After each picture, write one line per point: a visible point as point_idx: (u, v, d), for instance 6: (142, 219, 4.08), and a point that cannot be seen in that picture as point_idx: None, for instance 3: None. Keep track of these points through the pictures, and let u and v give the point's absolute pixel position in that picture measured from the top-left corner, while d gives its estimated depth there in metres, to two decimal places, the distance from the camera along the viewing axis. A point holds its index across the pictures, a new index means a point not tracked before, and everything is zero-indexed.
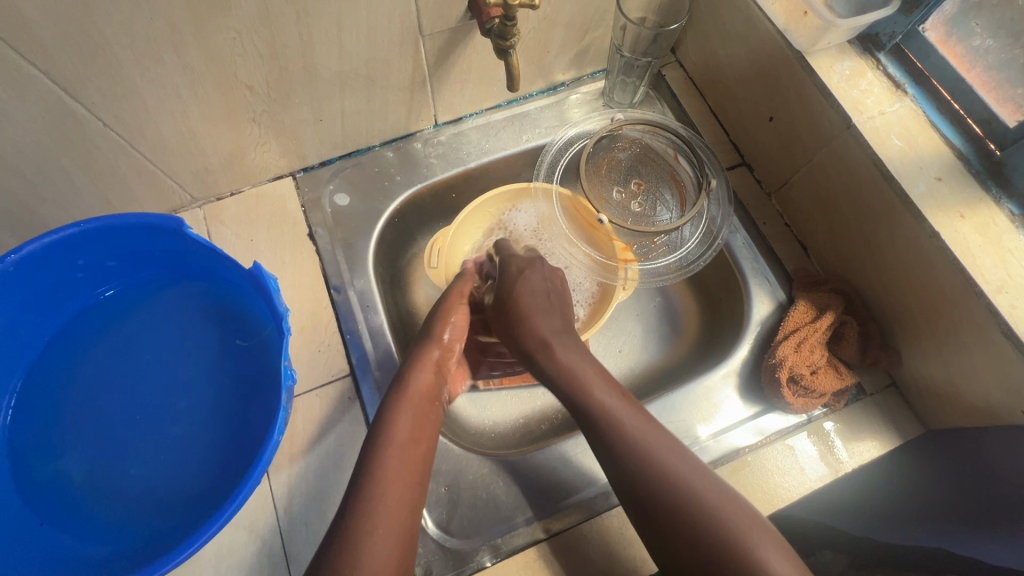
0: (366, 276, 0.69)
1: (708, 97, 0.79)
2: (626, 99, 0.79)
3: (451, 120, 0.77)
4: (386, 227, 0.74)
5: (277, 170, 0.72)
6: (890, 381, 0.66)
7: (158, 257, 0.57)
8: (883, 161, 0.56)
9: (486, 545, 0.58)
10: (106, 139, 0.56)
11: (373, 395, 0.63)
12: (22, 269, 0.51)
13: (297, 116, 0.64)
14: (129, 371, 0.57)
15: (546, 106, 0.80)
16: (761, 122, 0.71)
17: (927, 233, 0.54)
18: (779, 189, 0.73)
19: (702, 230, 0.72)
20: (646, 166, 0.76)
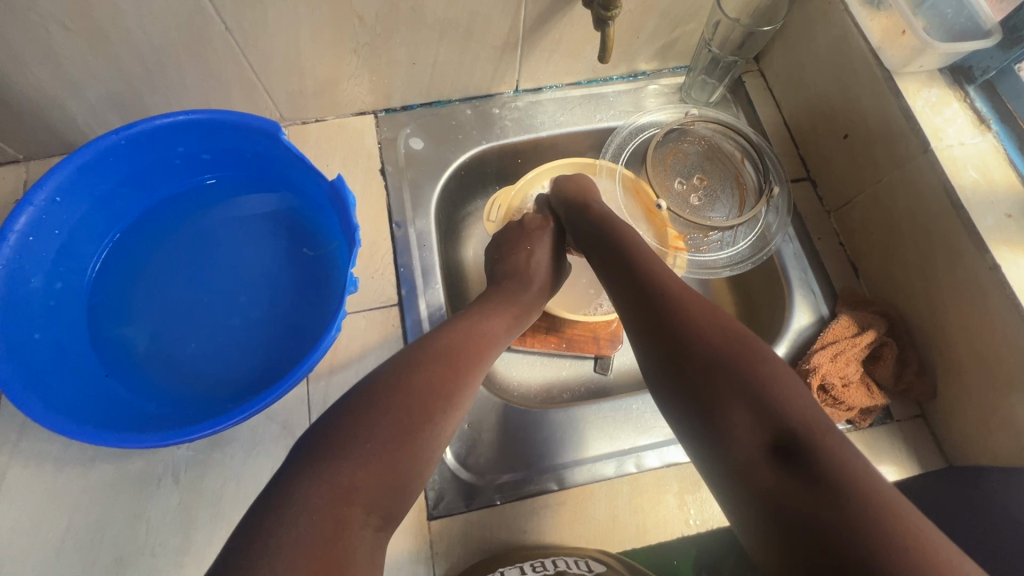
0: (427, 218, 0.72)
1: (784, 109, 0.80)
2: (703, 98, 0.81)
3: (531, 89, 0.80)
4: (452, 177, 0.77)
5: (362, 106, 0.75)
6: (919, 412, 0.65)
7: (248, 159, 0.62)
8: (955, 190, 0.57)
9: (498, 485, 0.60)
10: (222, 43, 0.61)
11: (416, 326, 0.66)
12: (132, 143, 0.56)
13: (395, 55, 0.68)
14: (204, 258, 0.61)
15: (624, 91, 0.82)
16: (835, 139, 0.72)
17: (988, 266, 0.55)
18: (839, 208, 0.73)
19: (756, 234, 0.73)
20: (712, 164, 0.77)
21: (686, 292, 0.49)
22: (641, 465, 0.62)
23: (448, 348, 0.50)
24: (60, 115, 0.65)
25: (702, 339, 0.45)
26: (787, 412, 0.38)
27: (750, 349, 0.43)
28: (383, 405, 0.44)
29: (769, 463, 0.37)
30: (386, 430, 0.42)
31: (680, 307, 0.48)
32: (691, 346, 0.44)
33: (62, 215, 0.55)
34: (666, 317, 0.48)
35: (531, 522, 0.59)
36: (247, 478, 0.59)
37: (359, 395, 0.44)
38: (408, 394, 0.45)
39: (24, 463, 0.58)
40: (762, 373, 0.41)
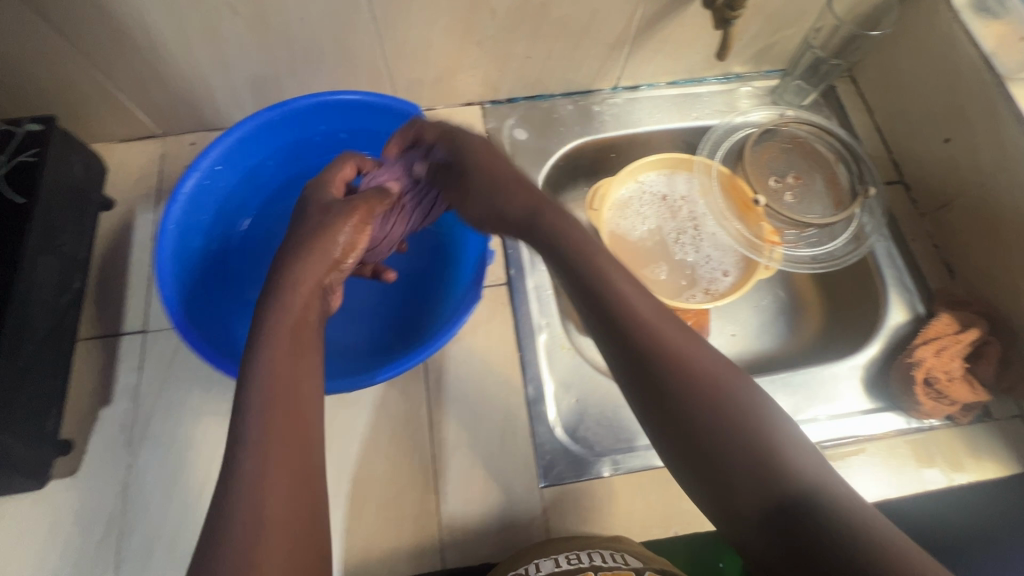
0: None
1: (876, 114, 0.82)
2: (795, 101, 0.84)
3: (629, 87, 0.83)
4: (553, 167, 0.80)
5: (471, 97, 0.80)
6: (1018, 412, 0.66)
7: (380, 140, 0.66)
8: None
9: (606, 458, 0.63)
10: (363, 32, 0.65)
11: (525, 305, 0.69)
12: (285, 120, 0.61)
13: (513, 49, 0.72)
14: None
15: (718, 92, 0.85)
16: (934, 143, 0.73)
17: None
18: (935, 210, 0.75)
19: (851, 233, 0.75)
20: (806, 164, 0.79)
21: (672, 336, 0.42)
22: None
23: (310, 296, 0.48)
24: (205, 94, 0.70)
25: (647, 357, 0.41)
26: (801, 494, 0.35)
27: (752, 405, 0.39)
28: (259, 410, 0.40)
29: (780, 547, 0.35)
30: (287, 446, 0.39)
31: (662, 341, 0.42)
32: (701, 401, 0.39)
33: (219, 184, 0.60)
34: (631, 348, 0.42)
35: (637, 494, 0.61)
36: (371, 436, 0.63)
37: (252, 389, 0.41)
38: (293, 394, 0.42)
39: (167, 412, 0.63)
40: (729, 416, 0.39)
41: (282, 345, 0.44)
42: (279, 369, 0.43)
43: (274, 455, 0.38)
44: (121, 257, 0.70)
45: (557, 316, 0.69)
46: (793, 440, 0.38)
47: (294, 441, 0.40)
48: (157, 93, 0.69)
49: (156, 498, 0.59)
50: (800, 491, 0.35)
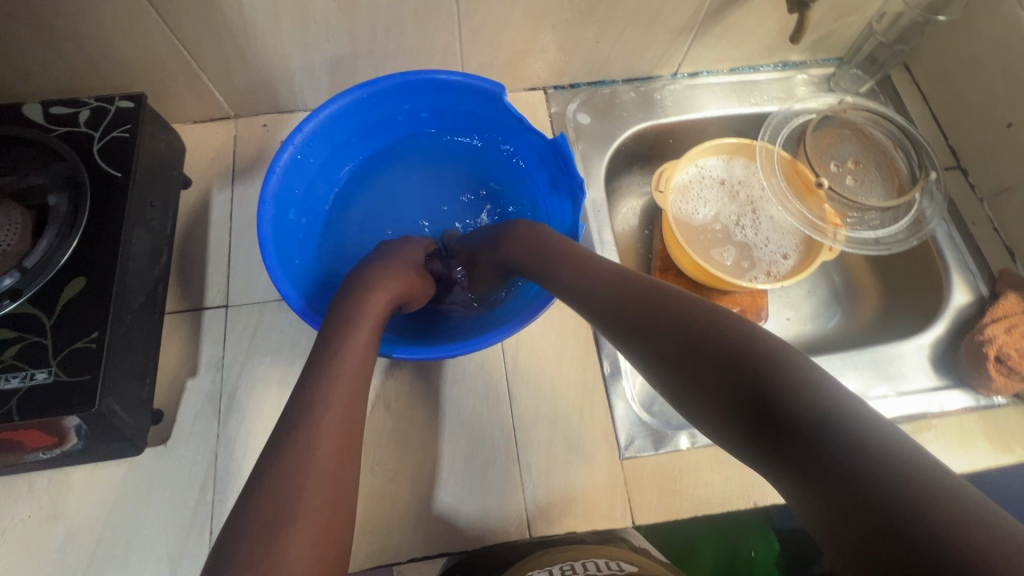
0: (598, 187, 0.77)
1: (932, 101, 0.83)
2: (851, 89, 0.86)
3: (689, 73, 0.85)
4: (615, 151, 0.82)
5: (537, 82, 0.81)
6: None
7: (460, 119, 0.68)
8: None
9: (683, 432, 0.63)
10: (445, 13, 0.67)
11: None
12: (374, 98, 0.62)
13: (585, 33, 0.73)
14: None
15: (776, 79, 0.86)
16: (995, 128, 0.75)
17: None
18: (995, 194, 0.76)
19: (913, 217, 0.76)
20: (866, 150, 0.81)
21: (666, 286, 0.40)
22: None
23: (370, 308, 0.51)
24: (284, 74, 0.72)
25: (664, 331, 0.37)
26: (832, 420, 0.27)
27: (746, 325, 0.34)
28: (315, 381, 0.42)
29: (769, 434, 0.30)
30: (342, 441, 0.39)
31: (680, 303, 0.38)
32: (698, 341, 0.35)
33: (310, 159, 0.62)
34: (650, 322, 0.39)
35: (713, 467, 0.62)
36: (453, 408, 0.64)
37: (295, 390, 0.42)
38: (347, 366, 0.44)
39: (251, 382, 0.64)
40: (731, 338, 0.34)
41: (361, 332, 0.48)
42: (329, 354, 0.45)
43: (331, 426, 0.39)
44: (200, 232, 0.71)
45: None
46: (797, 361, 0.31)
47: (333, 423, 0.40)
48: (239, 74, 0.71)
49: (246, 465, 0.60)
50: (815, 421, 0.28)
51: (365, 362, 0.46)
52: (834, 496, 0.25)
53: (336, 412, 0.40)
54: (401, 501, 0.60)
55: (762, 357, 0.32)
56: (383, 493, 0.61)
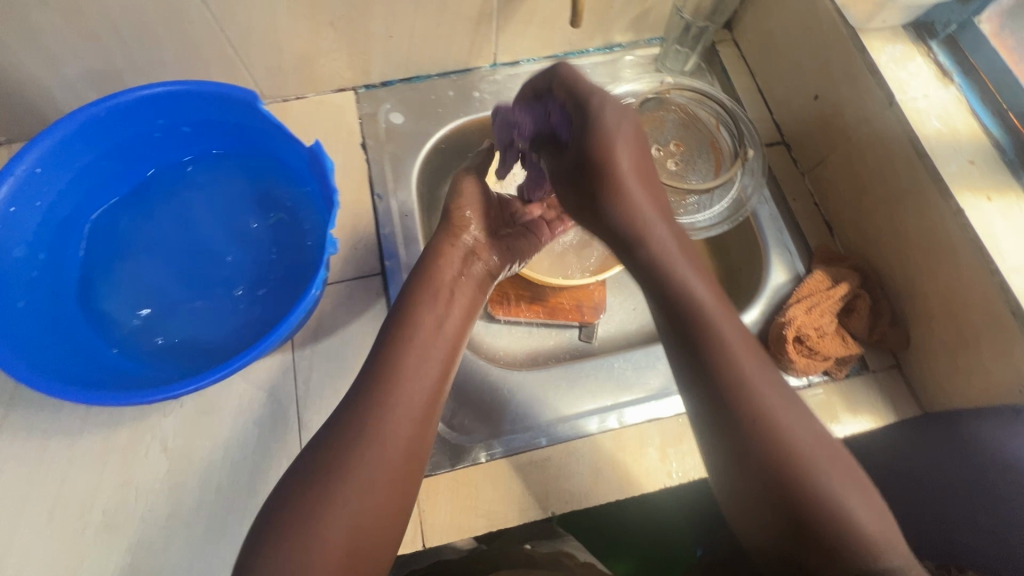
0: (408, 190, 0.73)
1: (757, 76, 0.81)
2: (677, 68, 0.82)
3: (509, 62, 0.81)
4: (432, 151, 0.77)
5: (341, 82, 0.76)
6: (894, 361, 0.67)
7: (227, 132, 0.62)
8: (919, 138, 0.59)
9: (482, 443, 0.61)
10: (199, 17, 0.61)
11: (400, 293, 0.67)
12: (112, 115, 0.56)
13: (371, 28, 0.69)
14: (189, 232, 0.61)
15: (601, 63, 0.83)
16: (807, 101, 0.73)
17: (952, 211, 0.57)
18: (813, 168, 0.75)
19: (732, 196, 0.74)
20: (687, 131, 0.79)
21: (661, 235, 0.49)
22: (622, 421, 0.63)
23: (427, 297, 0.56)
24: (39, 94, 0.66)
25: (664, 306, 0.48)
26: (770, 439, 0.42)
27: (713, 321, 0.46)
28: (393, 388, 0.50)
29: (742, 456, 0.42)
30: (398, 455, 0.47)
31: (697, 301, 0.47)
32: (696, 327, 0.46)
33: (43, 186, 0.55)
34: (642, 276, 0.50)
35: (514, 478, 0.60)
36: (235, 442, 0.60)
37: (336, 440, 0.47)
38: (419, 389, 0.51)
39: (10, 435, 0.59)
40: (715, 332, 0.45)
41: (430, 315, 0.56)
42: (410, 364, 0.52)
43: (401, 423, 0.49)
44: None
45: None
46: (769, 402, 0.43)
47: (409, 422, 0.49)
48: None
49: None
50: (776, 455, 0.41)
51: (433, 334, 0.54)
52: (766, 508, 0.42)
53: (403, 419, 0.49)
54: (173, 549, 0.56)
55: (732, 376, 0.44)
56: (155, 543, 0.56)
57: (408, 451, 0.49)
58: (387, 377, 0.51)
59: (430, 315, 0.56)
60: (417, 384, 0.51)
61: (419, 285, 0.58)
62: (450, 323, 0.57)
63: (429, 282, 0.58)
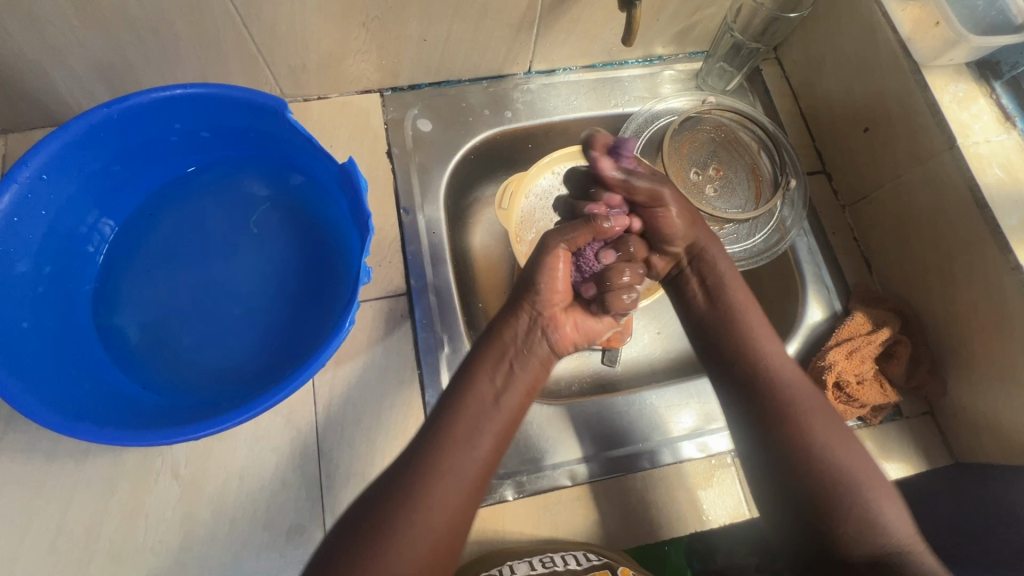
0: (436, 204, 0.69)
1: (801, 99, 0.78)
2: (719, 85, 0.79)
3: (544, 71, 0.77)
4: (461, 162, 0.73)
5: (367, 84, 0.72)
6: (928, 408, 0.66)
7: (250, 139, 0.57)
8: (980, 187, 0.57)
9: (510, 480, 0.59)
10: (221, 11, 0.56)
11: (426, 316, 0.64)
12: (125, 118, 0.51)
13: (404, 30, 0.64)
14: (219, 256, 0.57)
15: (639, 76, 0.79)
16: (855, 132, 0.71)
17: (1010, 265, 0.55)
18: (855, 202, 0.73)
19: (772, 226, 0.72)
20: (727, 154, 0.76)
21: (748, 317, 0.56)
22: (654, 462, 0.61)
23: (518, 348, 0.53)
24: (39, 83, 0.60)
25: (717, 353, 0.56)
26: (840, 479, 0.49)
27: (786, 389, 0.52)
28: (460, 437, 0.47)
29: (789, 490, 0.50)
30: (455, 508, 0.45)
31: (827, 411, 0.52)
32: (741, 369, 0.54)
33: (49, 194, 0.50)
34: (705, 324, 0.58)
35: (542, 517, 0.58)
36: (250, 473, 0.57)
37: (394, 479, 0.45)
38: (467, 477, 0.46)
39: (10, 455, 0.55)
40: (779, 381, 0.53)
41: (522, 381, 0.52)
42: (455, 454, 0.46)
43: (448, 506, 0.44)
44: None
45: (457, 331, 0.64)
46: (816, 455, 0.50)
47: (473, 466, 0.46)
48: None
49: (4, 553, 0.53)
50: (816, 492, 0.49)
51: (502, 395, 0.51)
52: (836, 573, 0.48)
53: (448, 503, 0.44)
54: None
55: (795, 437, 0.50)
56: None
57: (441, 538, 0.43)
58: (447, 427, 0.47)
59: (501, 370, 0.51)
60: (465, 459, 0.46)
61: (488, 347, 0.53)
62: (513, 393, 0.51)
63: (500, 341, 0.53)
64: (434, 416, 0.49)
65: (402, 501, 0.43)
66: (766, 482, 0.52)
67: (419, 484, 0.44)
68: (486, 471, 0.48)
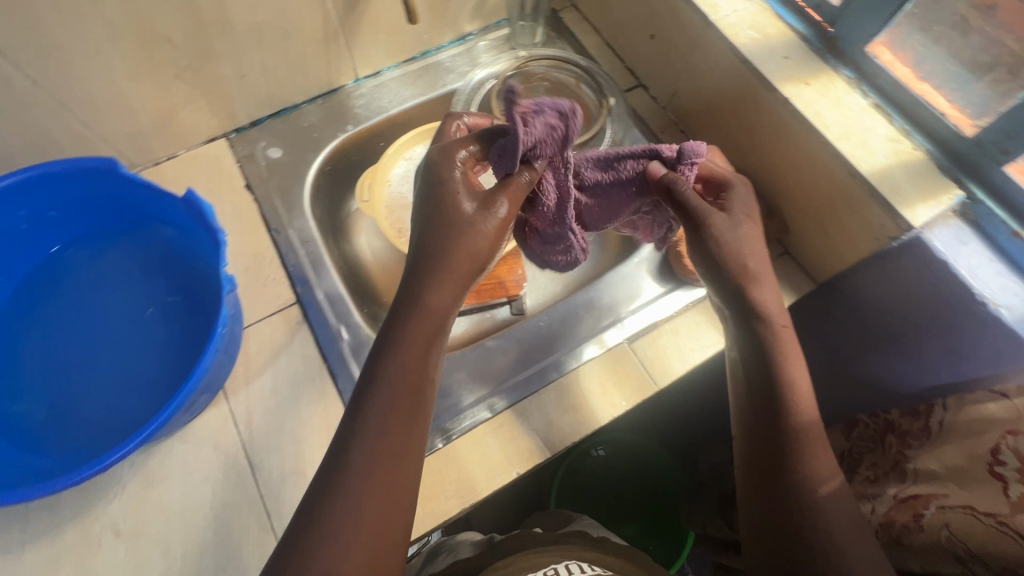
0: (304, 217, 0.74)
1: (601, 31, 0.87)
2: (528, 41, 0.88)
3: (371, 74, 0.83)
4: (319, 174, 0.79)
5: (209, 132, 0.76)
6: (782, 249, 0.74)
7: (100, 206, 0.62)
8: (739, 48, 0.66)
9: (437, 431, 0.63)
10: (36, 100, 0.60)
11: (320, 315, 0.68)
12: None
13: (219, 71, 0.69)
14: (109, 339, 0.59)
15: (457, 54, 0.86)
16: (646, 41, 0.80)
17: (782, 102, 0.64)
18: (670, 100, 0.81)
19: (609, 142, 0.79)
20: (554, 96, 0.84)
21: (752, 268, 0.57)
22: (562, 369, 0.67)
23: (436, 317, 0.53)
24: None
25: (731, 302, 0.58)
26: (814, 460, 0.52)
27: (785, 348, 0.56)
28: (401, 416, 0.49)
29: (766, 439, 0.54)
30: (390, 490, 0.47)
31: (773, 370, 0.55)
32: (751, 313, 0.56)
33: None
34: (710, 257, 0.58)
35: (474, 452, 0.62)
36: (189, 506, 0.59)
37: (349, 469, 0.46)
38: (392, 445, 0.48)
39: None
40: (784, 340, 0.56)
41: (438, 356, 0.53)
42: (395, 432, 0.48)
43: (388, 471, 0.47)
44: None
45: (354, 319, 0.69)
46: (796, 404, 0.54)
47: (416, 445, 0.49)
48: None
49: None
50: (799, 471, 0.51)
51: (420, 368, 0.51)
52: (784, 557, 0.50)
53: (385, 473, 0.47)
54: None
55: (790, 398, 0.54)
56: None
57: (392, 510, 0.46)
58: (395, 398, 0.49)
59: (414, 374, 0.50)
60: (418, 426, 0.50)
61: (403, 313, 0.52)
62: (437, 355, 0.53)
63: (410, 333, 0.51)
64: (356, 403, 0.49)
65: (347, 486, 0.46)
66: (759, 435, 0.54)
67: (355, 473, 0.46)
68: (416, 440, 0.49)
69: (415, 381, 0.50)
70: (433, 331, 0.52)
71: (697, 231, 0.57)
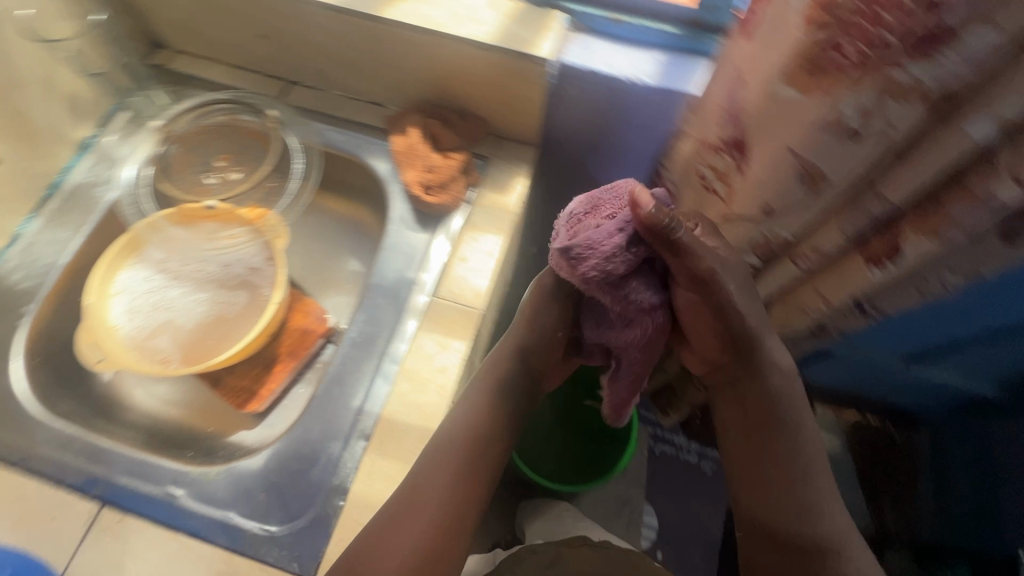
0: (44, 424, 0.62)
1: (219, 58, 0.83)
2: (153, 107, 0.80)
3: (7, 242, 0.70)
4: (26, 372, 0.65)
5: None
6: (495, 136, 0.80)
7: None
8: (327, 5, 0.68)
9: (330, 493, 0.60)
10: None
11: (138, 495, 0.59)
12: None
13: None
14: None
15: (92, 164, 0.76)
16: (258, 41, 0.77)
17: (393, 26, 0.68)
18: (324, 80, 0.81)
19: (298, 148, 0.77)
20: (218, 139, 0.78)
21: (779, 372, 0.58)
22: (399, 359, 0.66)
23: (484, 376, 0.65)
24: None
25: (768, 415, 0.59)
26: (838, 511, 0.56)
27: (771, 367, 0.58)
28: (451, 479, 0.59)
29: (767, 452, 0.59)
30: (425, 530, 0.56)
31: (787, 408, 0.58)
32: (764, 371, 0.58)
33: None
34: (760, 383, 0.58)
35: (374, 482, 0.60)
36: None
37: (403, 508, 0.55)
38: (446, 497, 0.58)
39: None
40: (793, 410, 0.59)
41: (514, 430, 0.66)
42: (442, 488, 0.58)
43: (434, 527, 0.56)
44: None
45: (174, 470, 0.61)
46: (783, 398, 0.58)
47: (452, 496, 0.58)
48: None
49: None
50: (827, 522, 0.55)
51: (483, 430, 0.62)
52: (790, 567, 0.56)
53: (434, 526, 0.56)
54: None
55: (802, 442, 0.58)
56: None
57: (448, 523, 0.58)
58: (430, 471, 0.58)
59: (471, 431, 0.61)
60: (452, 480, 0.59)
61: (474, 377, 0.65)
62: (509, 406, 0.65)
63: (461, 401, 0.63)
64: (424, 463, 0.58)
65: (399, 538, 0.54)
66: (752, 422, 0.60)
67: (406, 509, 0.56)
68: (467, 494, 0.60)
69: (475, 444, 0.61)
70: (493, 381, 0.65)
71: (697, 285, 0.52)
